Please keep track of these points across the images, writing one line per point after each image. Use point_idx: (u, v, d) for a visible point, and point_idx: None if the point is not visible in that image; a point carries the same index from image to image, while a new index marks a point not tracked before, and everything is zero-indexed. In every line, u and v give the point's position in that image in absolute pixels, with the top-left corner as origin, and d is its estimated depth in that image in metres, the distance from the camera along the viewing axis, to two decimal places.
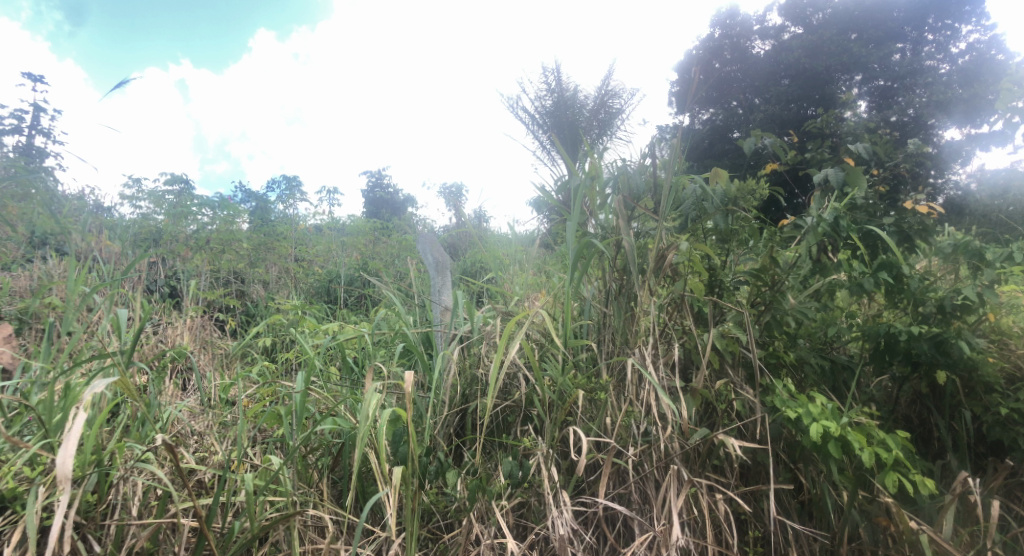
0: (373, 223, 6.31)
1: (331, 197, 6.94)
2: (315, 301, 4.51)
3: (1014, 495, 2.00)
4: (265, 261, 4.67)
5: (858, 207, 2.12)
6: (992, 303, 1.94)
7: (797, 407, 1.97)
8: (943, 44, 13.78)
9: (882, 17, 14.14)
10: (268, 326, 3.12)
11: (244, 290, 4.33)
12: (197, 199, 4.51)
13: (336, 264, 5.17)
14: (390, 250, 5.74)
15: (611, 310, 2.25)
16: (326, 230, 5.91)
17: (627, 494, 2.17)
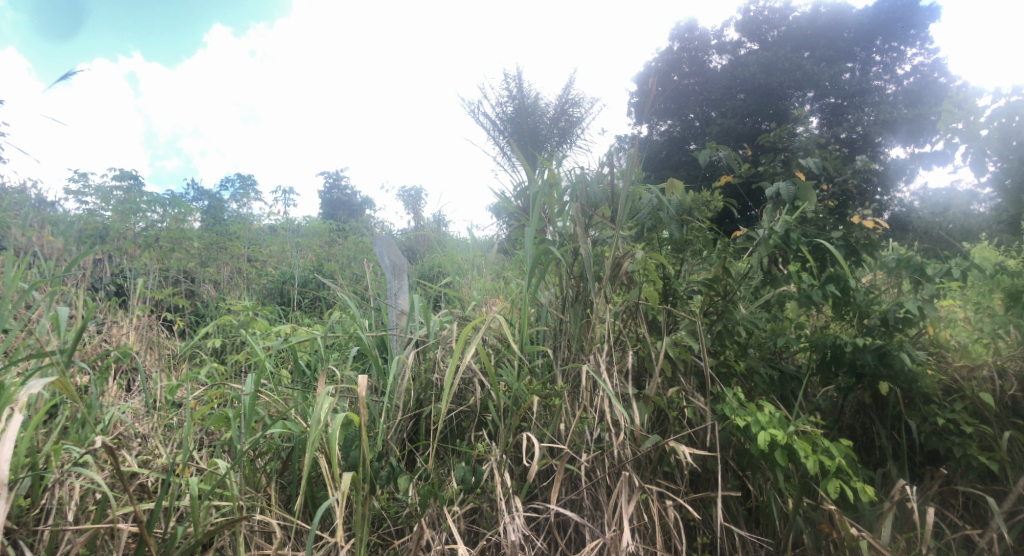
0: (330, 224, 6.21)
1: (286, 198, 6.84)
2: (268, 302, 4.43)
3: (949, 502, 2.06)
4: (216, 262, 4.61)
5: (808, 220, 2.18)
6: (931, 316, 2.00)
7: (746, 415, 2.00)
8: (890, 66, 14.46)
9: (833, 36, 14.57)
10: (218, 327, 3.06)
11: (194, 289, 4.19)
12: (146, 196, 4.46)
13: (289, 263, 5.12)
14: (346, 252, 5.62)
15: (568, 317, 2.26)
16: (281, 230, 5.83)
17: (579, 500, 2.18)
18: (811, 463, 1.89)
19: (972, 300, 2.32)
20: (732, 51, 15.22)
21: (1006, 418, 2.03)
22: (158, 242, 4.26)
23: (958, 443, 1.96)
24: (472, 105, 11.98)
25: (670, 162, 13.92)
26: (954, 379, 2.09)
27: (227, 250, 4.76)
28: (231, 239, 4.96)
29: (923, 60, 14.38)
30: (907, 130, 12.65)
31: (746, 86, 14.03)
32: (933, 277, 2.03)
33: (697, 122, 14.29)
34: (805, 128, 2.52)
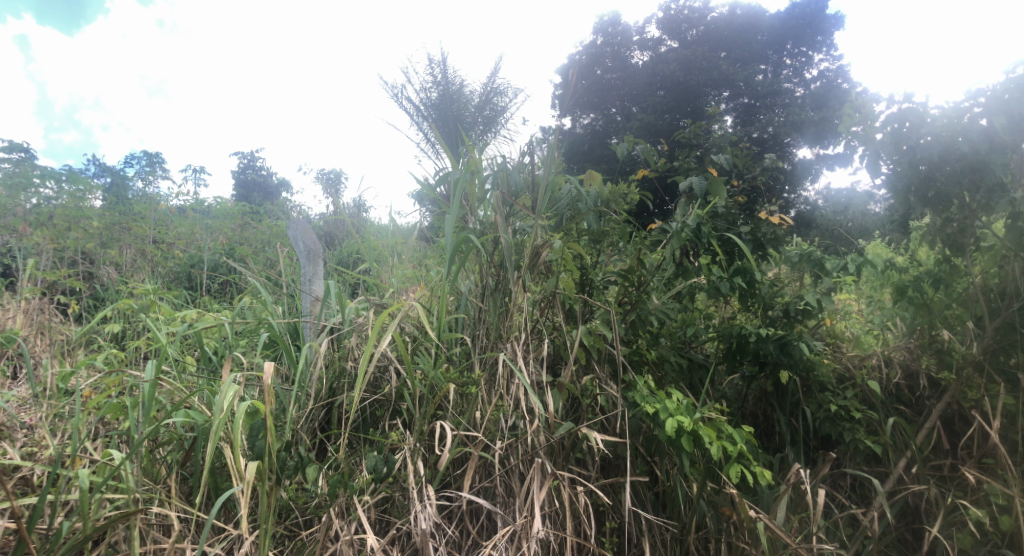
0: (243, 207, 6.00)
1: (196, 177, 6.55)
2: (176, 288, 4.14)
3: (838, 484, 2.19)
4: (119, 243, 4.30)
5: (719, 214, 2.25)
6: (828, 309, 2.11)
7: (655, 403, 2.06)
8: (799, 69, 15.05)
9: (748, 39, 15.05)
10: (118, 313, 2.91)
11: (92, 272, 3.95)
12: (40, 168, 4.06)
13: (197, 247, 4.85)
14: (260, 237, 5.36)
15: (486, 305, 2.25)
16: (190, 212, 5.52)
17: (491, 488, 2.20)
18: (714, 448, 1.96)
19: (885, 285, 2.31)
20: (653, 48, 15.42)
21: (891, 405, 2.18)
22: (51, 219, 4.09)
23: (848, 428, 2.08)
24: (393, 85, 11.54)
25: (592, 157, 14.14)
26: (847, 368, 2.23)
27: (131, 231, 4.37)
28: (136, 218, 4.70)
29: (828, 66, 15.08)
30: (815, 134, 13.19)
31: (667, 82, 14.19)
32: (830, 271, 2.13)
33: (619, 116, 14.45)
34: (720, 126, 2.60)
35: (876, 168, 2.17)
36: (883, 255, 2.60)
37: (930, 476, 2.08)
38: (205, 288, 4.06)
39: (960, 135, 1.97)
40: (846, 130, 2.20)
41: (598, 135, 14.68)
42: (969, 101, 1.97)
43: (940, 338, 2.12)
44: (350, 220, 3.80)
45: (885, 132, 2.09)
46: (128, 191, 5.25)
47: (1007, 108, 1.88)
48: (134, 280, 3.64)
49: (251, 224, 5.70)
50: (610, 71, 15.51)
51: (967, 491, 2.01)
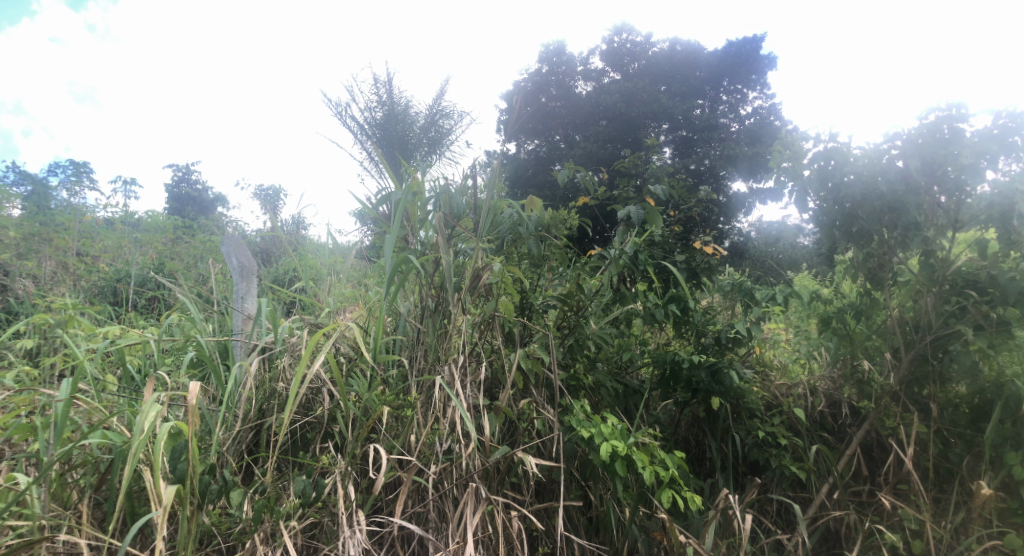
0: (174, 222, 5.88)
1: (127, 189, 6.45)
2: (97, 302, 3.94)
3: (765, 509, 2.24)
4: (38, 254, 4.14)
5: (655, 243, 2.31)
6: (757, 337, 2.16)
7: (591, 427, 2.07)
8: (734, 105, 15.49)
9: (685, 74, 15.40)
10: (32, 328, 2.76)
11: (7, 285, 3.74)
12: None
13: (124, 259, 4.67)
14: (192, 252, 5.17)
15: (424, 327, 2.22)
16: (117, 224, 5.43)
17: (424, 513, 2.16)
18: (646, 473, 1.99)
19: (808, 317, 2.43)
20: (597, 79, 15.75)
21: (815, 432, 2.26)
22: None
23: (775, 454, 2.14)
24: (336, 101, 11.37)
25: (534, 182, 14.21)
26: (775, 395, 2.31)
27: (52, 243, 4.32)
28: (61, 232, 4.47)
29: (762, 105, 15.66)
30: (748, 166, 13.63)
31: (610, 113, 14.51)
32: (759, 301, 2.20)
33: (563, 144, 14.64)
34: (659, 158, 2.68)
35: (804, 202, 2.26)
36: (810, 286, 2.71)
37: (850, 501, 2.15)
38: (131, 302, 3.89)
39: (879, 174, 2.09)
40: (777, 164, 2.29)
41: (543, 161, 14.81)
42: (887, 143, 2.10)
43: (861, 368, 2.24)
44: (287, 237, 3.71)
45: (812, 169, 2.19)
46: (51, 202, 5.16)
47: (920, 151, 2.01)
48: (52, 292, 3.45)
49: (185, 238, 5.52)
50: (554, 99, 15.70)
51: (883, 516, 2.09)
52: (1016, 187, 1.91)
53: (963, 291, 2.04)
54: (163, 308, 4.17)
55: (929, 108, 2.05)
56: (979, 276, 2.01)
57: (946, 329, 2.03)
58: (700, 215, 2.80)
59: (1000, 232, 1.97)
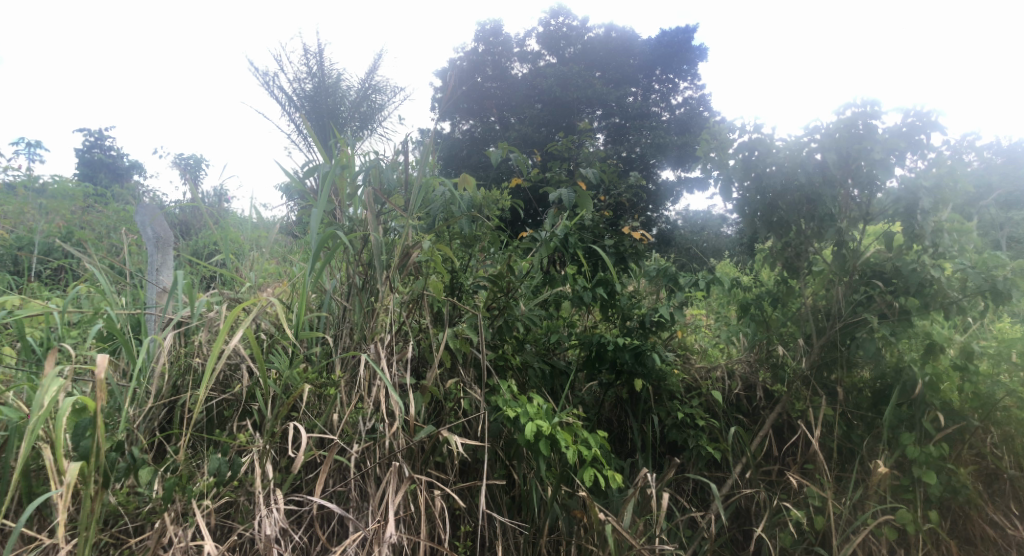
0: (84, 187, 5.61)
1: (30, 154, 6.14)
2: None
3: (682, 488, 2.32)
4: None
5: (586, 226, 2.34)
6: (679, 321, 2.23)
7: (516, 407, 2.08)
8: (665, 93, 15.78)
9: (619, 61, 15.64)
10: None
11: None
12: None
13: (27, 228, 4.34)
14: (101, 219, 4.81)
15: (351, 304, 2.17)
16: (20, 189, 5.19)
17: (345, 492, 2.14)
18: (569, 452, 2.02)
19: (729, 302, 2.50)
20: (532, 61, 15.68)
21: (731, 414, 2.35)
22: None
23: (692, 435, 2.21)
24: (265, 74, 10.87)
25: (468, 163, 13.90)
26: (695, 378, 2.38)
27: None
28: None
29: (691, 94, 16.01)
30: (676, 156, 13.93)
31: (545, 98, 14.43)
32: (683, 286, 2.26)
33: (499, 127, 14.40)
34: (593, 144, 2.70)
35: (729, 191, 2.33)
36: (731, 274, 2.80)
37: (761, 480, 2.25)
38: (36, 274, 3.66)
39: (800, 166, 2.17)
40: (704, 154, 2.34)
41: (477, 141, 14.49)
42: (807, 137, 2.18)
43: (776, 353, 2.34)
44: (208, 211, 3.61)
45: (737, 159, 2.25)
46: None
47: (837, 145, 2.09)
48: None
49: (94, 206, 5.12)
50: (489, 80, 15.49)
51: (790, 494, 2.20)
52: (919, 183, 2.02)
53: (871, 281, 2.16)
54: (72, 279, 3.93)
55: (846, 105, 2.13)
56: (885, 267, 2.14)
57: (855, 317, 2.15)
58: (630, 201, 2.84)
59: (904, 226, 2.08)
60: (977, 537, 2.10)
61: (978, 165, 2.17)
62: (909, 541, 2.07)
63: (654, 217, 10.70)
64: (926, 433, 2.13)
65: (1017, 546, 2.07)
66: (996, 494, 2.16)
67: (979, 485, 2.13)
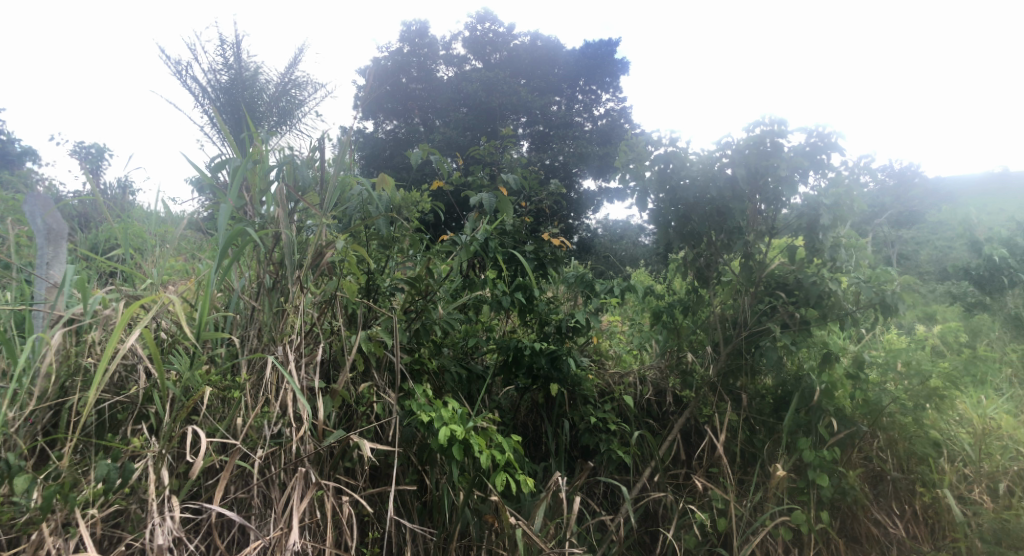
0: None
1: None
2: None
3: (593, 492, 2.35)
4: None
5: (506, 231, 2.35)
6: (594, 327, 2.28)
7: (430, 412, 2.06)
8: (589, 105, 16.08)
9: (542, 73, 16.01)
10: None
11: None
12: None
13: None
14: None
15: (259, 304, 2.11)
16: None
17: (247, 499, 2.08)
18: (482, 456, 2.01)
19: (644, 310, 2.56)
20: (457, 65, 15.84)
21: (641, 419, 2.41)
22: None
23: (604, 439, 2.25)
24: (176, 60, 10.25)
25: (393, 164, 13.59)
26: (608, 383, 2.43)
27: None
28: None
29: (611, 105, 16.34)
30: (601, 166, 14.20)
31: (470, 103, 14.15)
32: (598, 293, 2.31)
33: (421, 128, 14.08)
34: (515, 151, 2.74)
35: (644, 203, 2.39)
36: (645, 282, 2.89)
37: (668, 484, 2.31)
38: None
39: (711, 180, 2.24)
40: (622, 164, 2.39)
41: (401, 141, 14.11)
42: (719, 151, 2.24)
43: (685, 359, 2.42)
44: (108, 204, 3.43)
45: (653, 170, 2.31)
46: None
47: (746, 162, 2.18)
48: None
49: None
50: (414, 81, 15.20)
51: (695, 497, 2.27)
52: (820, 200, 2.12)
53: (774, 292, 2.26)
54: None
55: (755, 122, 2.22)
56: (788, 279, 2.24)
57: (759, 326, 2.24)
58: (551, 207, 2.89)
59: (806, 240, 2.18)
60: (863, 536, 2.23)
61: (873, 186, 2.31)
62: (803, 541, 2.17)
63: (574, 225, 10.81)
64: (821, 438, 2.24)
65: (897, 543, 2.21)
66: (881, 494, 2.31)
67: (866, 487, 2.27)
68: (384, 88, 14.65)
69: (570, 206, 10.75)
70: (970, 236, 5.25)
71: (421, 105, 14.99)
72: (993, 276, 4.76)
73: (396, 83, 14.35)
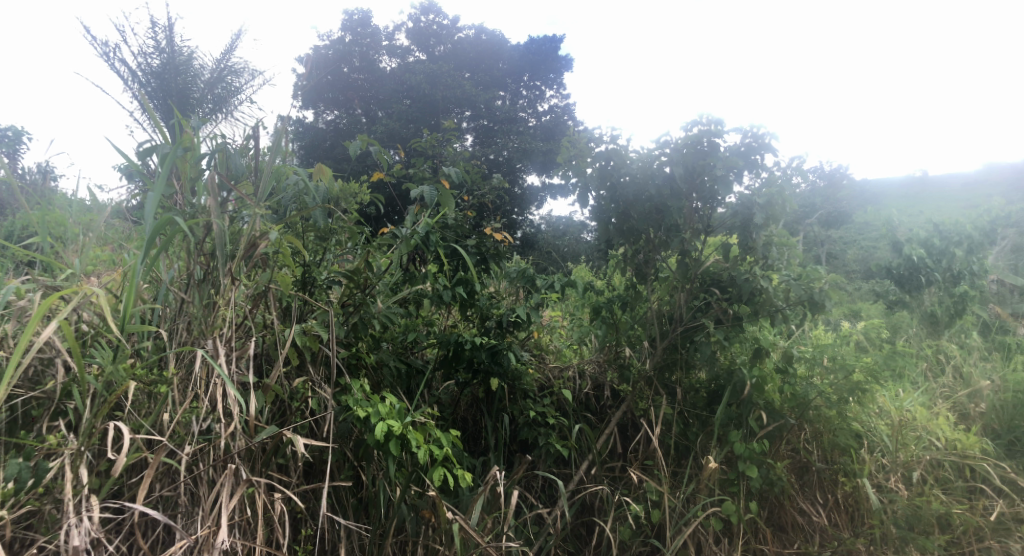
0: None
1: None
2: None
3: (530, 486, 2.38)
4: None
5: (448, 225, 2.34)
6: (535, 322, 2.29)
7: (367, 407, 2.02)
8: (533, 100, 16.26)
9: (488, 67, 16.08)
10: None
11: None
12: None
13: None
14: None
15: (188, 297, 2.05)
16: None
17: (174, 497, 2.02)
18: (419, 451, 1.99)
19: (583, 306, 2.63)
20: (400, 56, 15.51)
21: (580, 412, 2.45)
22: None
23: (542, 433, 2.27)
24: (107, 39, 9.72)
25: (332, 154, 13.38)
26: (548, 377, 2.46)
27: None
28: None
29: (556, 101, 16.56)
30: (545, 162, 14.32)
31: (414, 93, 13.91)
32: (539, 288, 2.34)
33: (361, 119, 13.90)
34: (458, 144, 2.73)
35: (586, 198, 2.41)
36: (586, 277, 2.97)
37: (604, 476, 2.35)
38: None
39: (650, 178, 2.29)
40: (564, 160, 2.41)
41: (342, 131, 13.88)
42: (657, 150, 2.28)
43: (623, 354, 2.46)
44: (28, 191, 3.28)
45: (594, 167, 2.33)
46: None
47: (683, 161, 2.22)
48: None
49: None
50: (356, 70, 14.90)
51: (630, 489, 2.31)
52: (753, 199, 2.18)
53: (709, 289, 2.32)
54: None
55: (693, 122, 2.26)
56: (721, 276, 2.29)
57: (694, 321, 2.30)
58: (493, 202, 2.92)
59: (740, 238, 2.25)
60: (789, 525, 2.32)
61: (804, 186, 2.40)
62: (732, 530, 2.24)
63: (518, 220, 10.90)
64: (751, 430, 2.31)
65: (820, 531, 2.31)
66: (806, 484, 2.41)
67: (792, 478, 2.36)
68: (326, 77, 14.33)
69: (513, 202, 10.83)
70: (892, 236, 5.53)
71: (361, 94, 14.74)
72: (913, 276, 5.04)
73: (336, 72, 14.10)
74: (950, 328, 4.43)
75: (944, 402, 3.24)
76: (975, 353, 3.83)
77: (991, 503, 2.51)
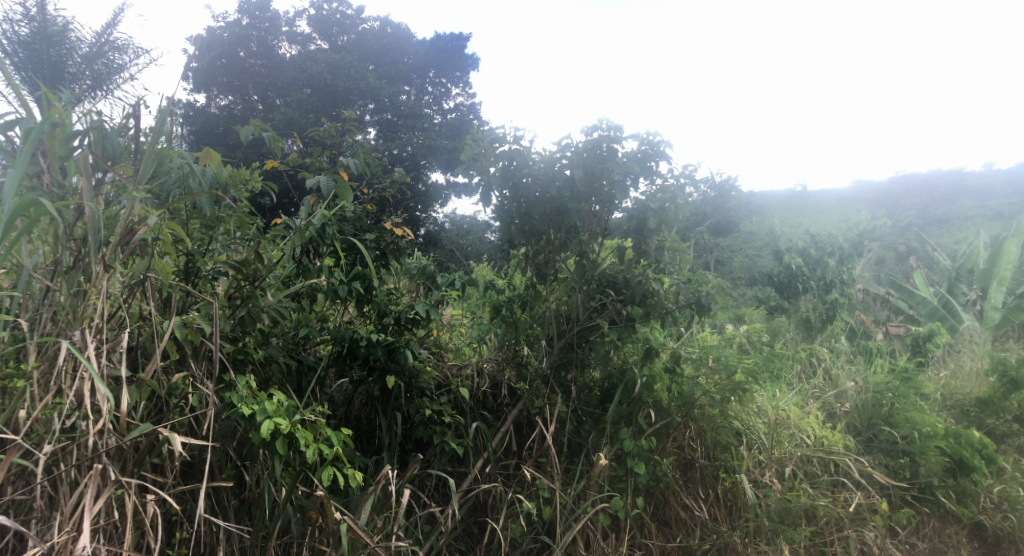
0: None
1: None
2: None
3: (424, 484, 2.39)
4: None
5: (346, 218, 2.30)
6: (433, 319, 2.29)
7: (253, 404, 1.91)
8: (439, 97, 16.50)
9: (396, 61, 16.00)
10: None
11: None
12: None
13: None
14: None
15: (54, 285, 1.89)
16: None
17: (29, 501, 1.86)
18: (307, 451, 1.90)
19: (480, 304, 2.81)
20: (302, 44, 15.13)
21: (477, 410, 2.48)
22: None
23: (438, 431, 2.27)
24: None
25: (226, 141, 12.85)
26: (445, 375, 2.46)
27: None
28: None
29: (461, 98, 16.72)
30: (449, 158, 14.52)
31: (313, 82, 13.63)
32: (439, 285, 2.33)
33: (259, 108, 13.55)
34: (358, 134, 2.71)
35: (489, 198, 2.43)
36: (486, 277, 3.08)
37: (498, 474, 2.37)
38: None
39: (551, 180, 2.31)
40: (468, 158, 2.40)
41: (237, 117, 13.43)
42: (559, 152, 2.30)
43: (521, 352, 2.55)
44: None
45: (498, 167, 2.34)
46: None
47: (583, 164, 2.25)
48: None
49: None
50: (254, 56, 14.43)
51: (523, 486, 2.34)
52: (648, 204, 2.25)
53: (604, 290, 2.40)
54: None
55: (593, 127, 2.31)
56: (617, 279, 2.38)
57: (589, 322, 2.38)
58: (393, 196, 2.93)
59: (635, 242, 2.32)
60: (672, 519, 2.44)
61: (695, 196, 2.53)
62: (620, 525, 2.31)
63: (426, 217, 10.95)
64: (640, 428, 2.40)
65: (700, 525, 2.44)
66: (689, 480, 2.54)
67: (676, 474, 2.49)
68: (221, 59, 13.73)
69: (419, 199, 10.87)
70: (773, 246, 6.04)
71: (258, 80, 14.29)
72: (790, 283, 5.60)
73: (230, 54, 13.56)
74: (822, 333, 4.96)
75: (814, 401, 3.51)
76: (841, 356, 4.19)
77: (850, 495, 2.74)
